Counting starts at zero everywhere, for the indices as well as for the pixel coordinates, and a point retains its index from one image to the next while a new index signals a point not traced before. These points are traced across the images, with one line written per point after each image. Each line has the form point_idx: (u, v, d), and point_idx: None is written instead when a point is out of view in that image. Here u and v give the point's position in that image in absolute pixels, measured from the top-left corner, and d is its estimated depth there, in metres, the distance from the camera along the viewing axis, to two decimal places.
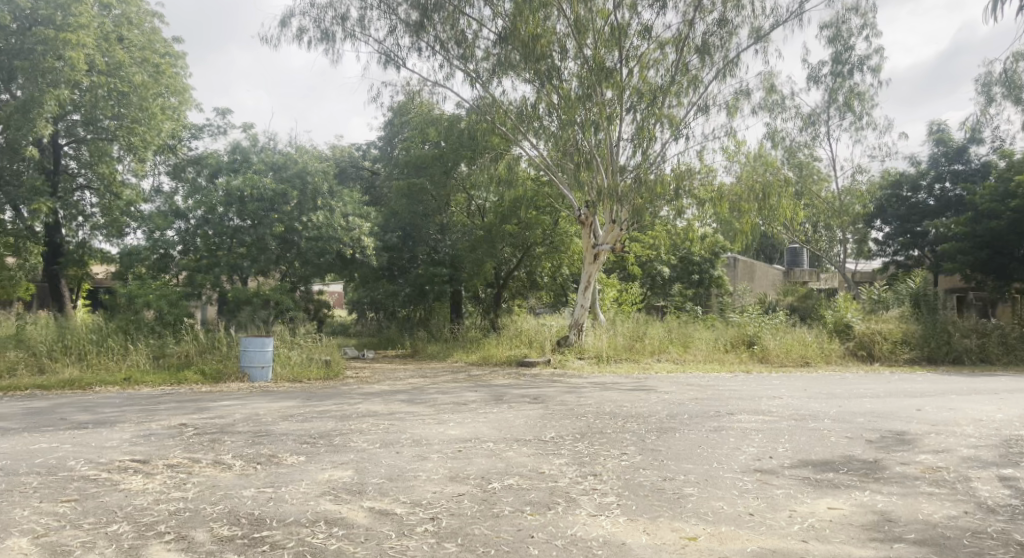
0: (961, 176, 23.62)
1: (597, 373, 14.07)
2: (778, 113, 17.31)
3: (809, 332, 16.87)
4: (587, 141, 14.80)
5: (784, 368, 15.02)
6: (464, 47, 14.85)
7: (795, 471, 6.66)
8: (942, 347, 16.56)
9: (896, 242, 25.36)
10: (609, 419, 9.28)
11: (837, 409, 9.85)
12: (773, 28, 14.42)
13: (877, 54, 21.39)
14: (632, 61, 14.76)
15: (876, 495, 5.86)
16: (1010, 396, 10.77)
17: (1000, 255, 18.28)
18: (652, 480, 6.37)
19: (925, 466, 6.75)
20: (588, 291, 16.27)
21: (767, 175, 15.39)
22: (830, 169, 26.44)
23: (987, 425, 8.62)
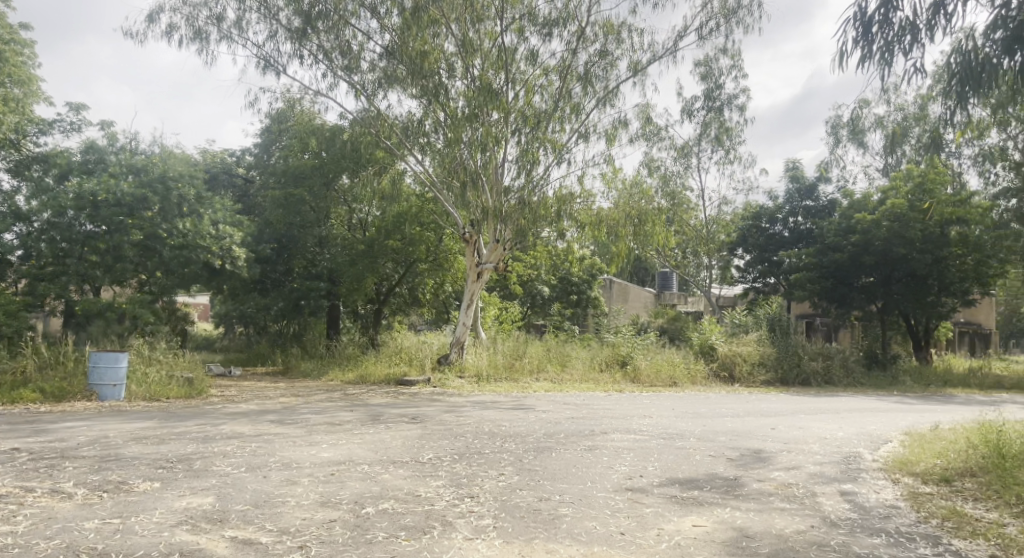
0: (812, 212, 25.72)
1: (477, 391, 14.04)
2: (654, 143, 18.18)
3: (677, 353, 17.82)
4: (474, 159, 14.65)
5: (655, 388, 15.69)
6: (349, 58, 14.52)
7: (663, 489, 6.94)
8: (792, 369, 18.03)
9: (755, 270, 27.14)
10: (487, 439, 9.29)
11: (702, 428, 10.40)
12: (651, 63, 15.18)
13: (743, 93, 23.06)
14: (518, 85, 15.00)
15: (735, 512, 6.21)
16: (850, 415, 11.85)
17: (842, 284, 20.14)
18: (528, 501, 6.41)
19: (778, 483, 7.24)
20: (470, 308, 16.27)
21: (642, 202, 16.12)
22: (699, 199, 28.09)
23: (831, 442, 9.41)
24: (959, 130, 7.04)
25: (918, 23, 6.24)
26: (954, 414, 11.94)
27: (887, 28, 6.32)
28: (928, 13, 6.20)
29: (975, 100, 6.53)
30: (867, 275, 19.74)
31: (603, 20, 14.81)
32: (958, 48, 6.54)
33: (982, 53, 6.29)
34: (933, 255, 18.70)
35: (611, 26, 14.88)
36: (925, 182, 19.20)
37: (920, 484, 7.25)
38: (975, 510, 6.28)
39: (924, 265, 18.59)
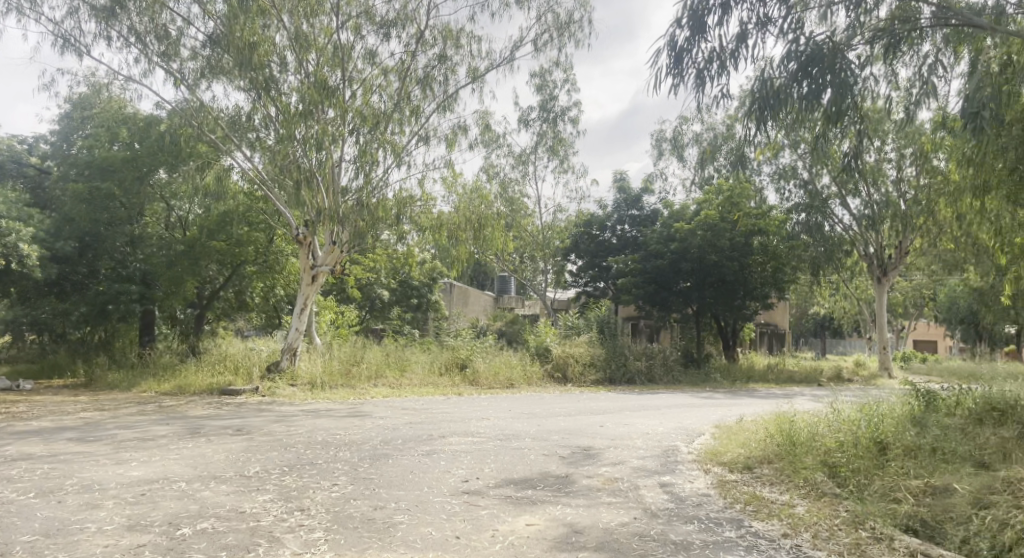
0: (638, 220, 27.02)
1: (310, 400, 13.46)
2: (493, 148, 18.48)
3: (515, 355, 18.27)
4: (309, 159, 13.92)
5: (492, 390, 15.96)
6: (166, 43, 13.38)
7: (498, 490, 7.05)
8: (619, 369, 19.17)
9: (586, 275, 28.24)
10: (320, 449, 8.92)
11: (536, 428, 10.73)
12: (489, 70, 15.43)
13: (576, 106, 24.13)
14: (356, 84, 14.64)
15: (566, 508, 6.46)
16: (669, 411, 12.81)
17: (663, 289, 21.66)
18: (362, 510, 6.24)
19: (605, 478, 7.64)
20: (304, 313, 15.62)
21: (482, 208, 16.31)
22: (535, 206, 29.06)
23: (652, 437, 10.09)
24: (759, 150, 7.90)
25: (725, 54, 6.88)
26: (755, 407, 13.28)
27: (698, 56, 6.92)
28: (732, 45, 6.86)
29: (771, 124, 7.31)
30: (684, 280, 21.38)
31: (442, 24, 14.86)
32: (757, 77, 7.29)
33: (777, 84, 7.06)
34: (739, 262, 20.71)
35: (450, 31, 14.97)
36: (733, 196, 21.24)
37: (727, 472, 7.97)
38: (770, 493, 7.02)
39: (732, 270, 20.51)
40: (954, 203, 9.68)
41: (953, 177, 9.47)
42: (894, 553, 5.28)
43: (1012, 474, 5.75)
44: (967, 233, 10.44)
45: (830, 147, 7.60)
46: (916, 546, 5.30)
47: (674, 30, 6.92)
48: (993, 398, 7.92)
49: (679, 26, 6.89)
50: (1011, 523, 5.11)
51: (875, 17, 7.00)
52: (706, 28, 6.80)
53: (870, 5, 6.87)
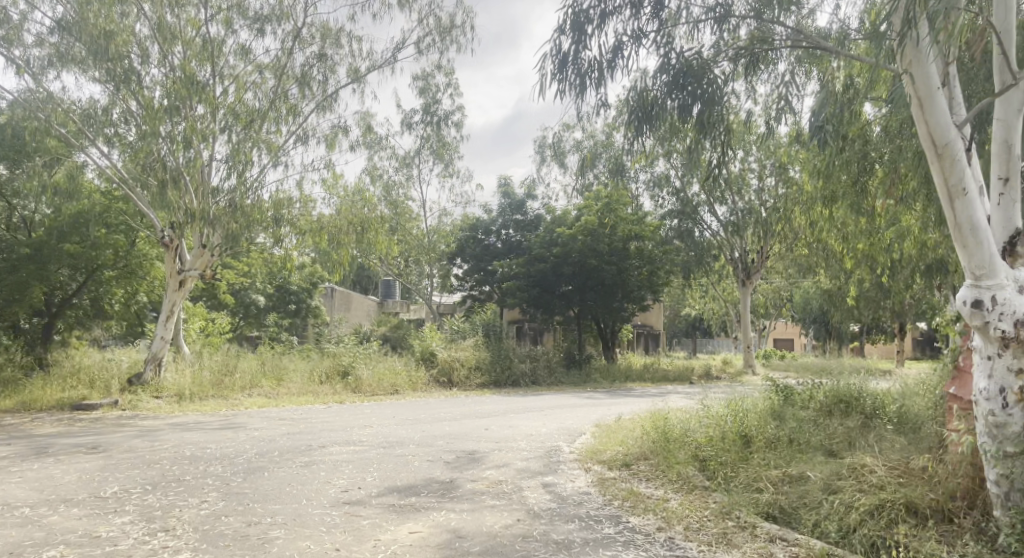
0: (521, 226, 27.09)
1: (177, 413, 12.59)
2: (376, 150, 18.11)
3: (399, 361, 17.99)
4: (175, 158, 13.04)
5: (375, 396, 15.63)
6: (6, 27, 12.08)
7: (380, 499, 6.90)
8: (504, 372, 19.35)
9: (472, 279, 28.15)
10: (187, 465, 8.36)
11: (421, 434, 10.61)
12: (370, 71, 15.14)
13: (459, 111, 24.14)
14: (227, 80, 13.93)
15: (450, 514, 6.41)
16: (551, 412, 13.07)
17: (546, 292, 22.06)
18: (234, 527, 5.90)
19: (489, 481, 7.66)
20: (170, 321, 14.65)
21: (365, 210, 15.91)
22: (420, 210, 28.84)
23: (536, 438, 10.26)
24: (636, 157, 8.21)
25: (603, 64, 7.10)
26: (632, 406, 13.80)
27: (579, 64, 7.08)
28: (609, 55, 7.08)
29: (646, 134, 7.61)
30: (566, 283, 21.90)
31: (321, 22, 14.46)
32: (634, 88, 7.56)
33: (651, 95, 7.38)
34: (617, 266, 21.53)
35: (329, 29, 14.58)
36: (611, 202, 22.01)
37: (607, 470, 8.24)
38: (647, 488, 7.32)
39: (611, 274, 21.29)
40: (807, 211, 10.54)
41: (806, 187, 10.29)
42: (756, 539, 5.66)
43: (856, 460, 6.30)
44: (817, 240, 11.39)
45: (700, 157, 8.01)
46: (775, 532, 5.70)
47: (557, 38, 7.04)
48: (839, 390, 8.66)
49: (560, 34, 7.02)
50: (855, 505, 5.61)
51: (736, 37, 7.47)
52: (587, 37, 6.97)
53: (732, 24, 7.32)
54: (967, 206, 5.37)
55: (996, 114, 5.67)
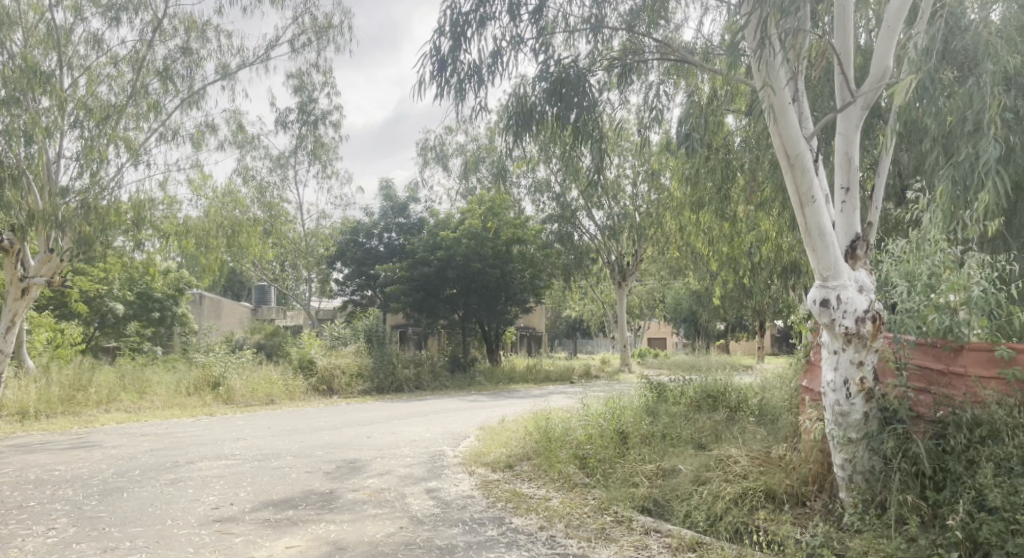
0: (404, 229, 26.38)
1: (20, 433, 11.38)
2: (247, 149, 17.23)
3: (275, 370, 17.20)
4: (15, 154, 11.76)
5: (249, 407, 14.86)
6: None
7: (255, 514, 6.56)
8: (387, 378, 18.97)
9: (353, 283, 27.37)
10: (33, 489, 7.58)
11: (299, 444, 10.20)
12: (241, 68, 14.40)
13: (337, 111, 23.45)
14: (78, 72, 12.85)
15: (330, 526, 6.21)
16: (435, 416, 12.99)
17: (431, 296, 21.70)
18: (88, 554, 5.41)
19: (371, 490, 7.49)
20: (11, 333, 13.26)
21: (236, 213, 15.07)
22: (297, 213, 27.83)
23: (419, 444, 10.14)
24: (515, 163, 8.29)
25: (483, 68, 7.14)
26: (516, 407, 13.95)
27: (459, 67, 7.08)
28: (489, 60, 7.13)
29: (526, 139, 7.73)
30: (450, 287, 21.77)
31: (184, 13, 13.63)
32: (513, 93, 7.66)
33: (530, 102, 7.52)
34: (500, 270, 21.73)
35: (194, 22, 13.76)
36: (494, 206, 22.15)
37: (490, 472, 8.27)
38: (529, 488, 7.43)
39: (494, 278, 21.51)
40: (678, 215, 11.11)
41: (676, 194, 10.83)
42: (632, 533, 5.88)
43: (722, 452, 6.71)
44: (687, 244, 12.02)
45: (579, 163, 8.24)
46: (649, 525, 5.95)
47: (436, 39, 7.00)
48: (707, 386, 9.18)
49: (439, 37, 6.98)
50: (721, 495, 5.97)
51: (610, 47, 7.75)
52: (466, 41, 6.98)
53: (606, 35, 7.58)
54: (815, 212, 5.85)
55: (838, 128, 6.23)
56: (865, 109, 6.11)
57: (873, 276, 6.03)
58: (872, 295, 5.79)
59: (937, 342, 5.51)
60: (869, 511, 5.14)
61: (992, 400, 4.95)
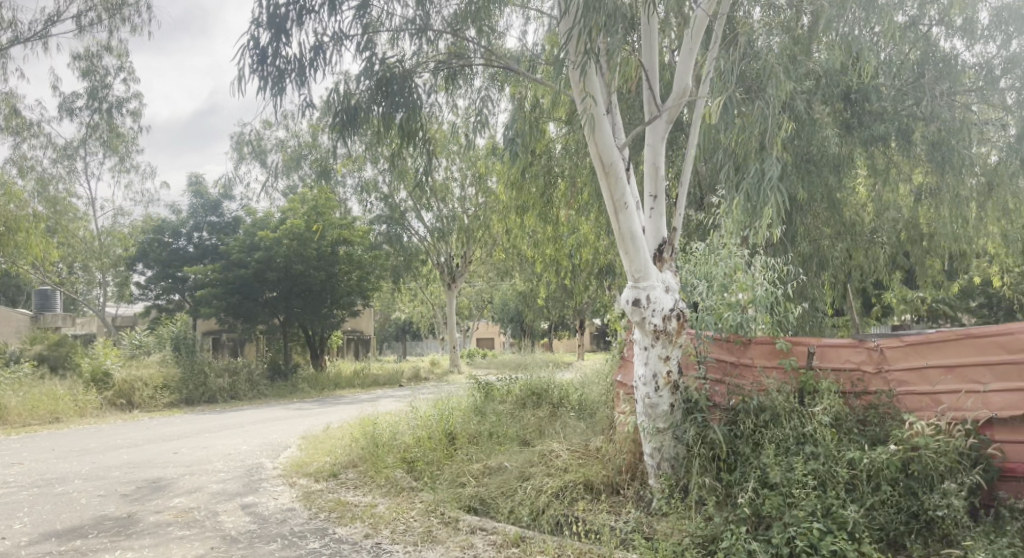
0: (217, 228, 24.64)
1: None
2: (24, 135, 15.07)
3: (60, 385, 15.20)
4: None
5: (27, 428, 13.01)
6: None
7: (34, 548, 5.74)
8: (198, 388, 17.51)
9: (157, 286, 25.01)
10: None
11: (90, 466, 9.11)
12: (13, 44, 12.53)
13: (136, 98, 21.17)
14: None
15: (128, 553, 5.59)
16: (253, 427, 12.22)
17: (247, 300, 20.28)
18: None
19: (178, 511, 6.85)
20: None
21: (10, 208, 13.12)
22: (88, 208, 24.83)
23: (234, 458, 9.48)
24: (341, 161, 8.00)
25: (304, 62, 6.80)
26: (341, 413, 13.50)
27: (277, 59, 6.69)
28: (310, 55, 6.81)
29: (352, 137, 7.50)
30: (270, 290, 20.55)
31: None
32: (337, 90, 7.39)
33: (355, 99, 7.27)
34: (325, 272, 20.93)
35: None
36: (317, 206, 21.30)
37: (313, 483, 7.90)
38: (355, 496, 7.21)
39: (318, 280, 20.69)
40: (504, 218, 11.35)
41: (502, 197, 11.07)
42: (459, 533, 5.90)
43: (545, 447, 6.95)
44: (513, 246, 12.30)
45: (406, 164, 8.14)
46: (475, 524, 6.02)
47: (252, 28, 6.56)
48: (532, 383, 9.45)
49: (256, 26, 6.56)
50: (543, 489, 6.18)
51: (436, 49, 7.71)
52: (285, 33, 6.61)
53: (431, 37, 7.56)
54: (628, 217, 6.22)
55: (647, 139, 6.69)
56: (669, 123, 6.63)
57: (677, 277, 6.55)
58: (676, 295, 6.28)
59: (728, 337, 6.11)
60: (674, 495, 5.57)
61: (773, 388, 5.56)
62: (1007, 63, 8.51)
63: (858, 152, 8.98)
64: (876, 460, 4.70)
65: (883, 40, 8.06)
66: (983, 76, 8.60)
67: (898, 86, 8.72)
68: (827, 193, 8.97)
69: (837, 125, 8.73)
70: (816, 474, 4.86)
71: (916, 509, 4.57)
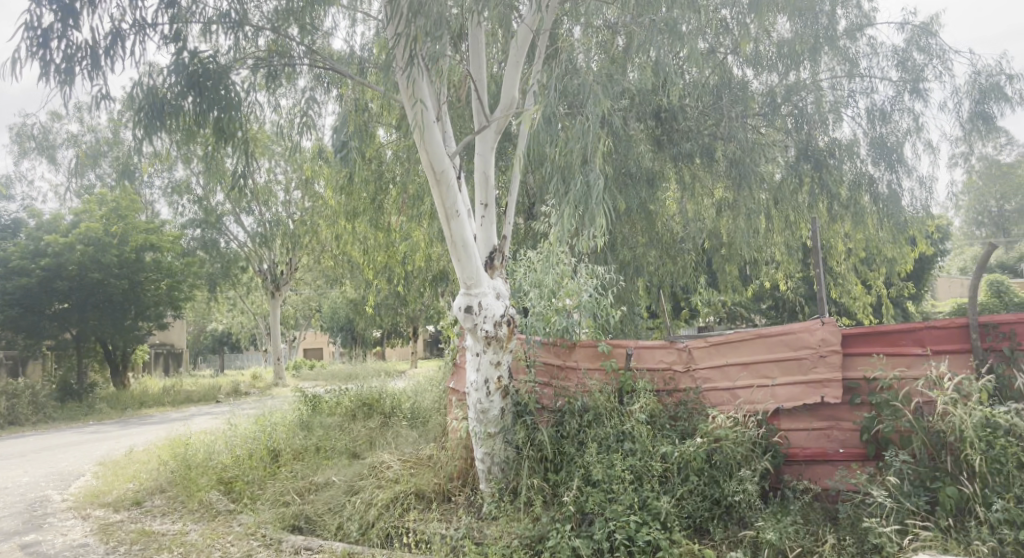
0: None
1: None
2: None
3: None
4: None
5: None
6: None
7: None
8: None
9: None
10: None
11: None
12: None
13: None
14: None
15: None
16: (38, 455, 10.78)
17: (32, 312, 17.85)
18: None
19: None
20: None
21: None
22: None
23: (13, 492, 8.28)
24: (147, 159, 7.26)
25: (99, 48, 6.10)
26: (147, 435, 12.30)
27: (67, 43, 5.95)
28: (105, 42, 6.12)
29: (159, 134, 6.86)
30: (60, 301, 18.23)
31: None
32: (140, 83, 6.74)
33: (161, 93, 6.66)
34: (128, 280, 19.01)
35: None
36: (119, 208, 19.30)
37: (112, 513, 7.11)
38: (160, 525, 6.56)
39: (120, 290, 18.73)
40: (332, 223, 10.96)
41: (329, 202, 10.69)
42: (281, 554, 5.58)
43: (375, 459, 6.77)
44: (341, 251, 11.93)
45: (223, 165, 7.60)
46: (299, 543, 5.71)
47: (33, 8, 5.79)
48: (362, 393, 9.18)
49: (37, 4, 5.78)
50: (373, 502, 6.03)
51: (254, 46, 7.29)
52: (75, 16, 5.89)
53: (249, 33, 7.11)
54: (459, 225, 6.25)
55: (476, 148, 6.78)
56: (498, 133, 6.77)
57: (507, 284, 6.68)
58: (507, 301, 6.40)
59: (556, 341, 6.34)
60: (504, 498, 5.67)
61: (596, 389, 5.86)
62: (787, 91, 9.63)
63: (668, 167, 9.77)
64: (685, 453, 5.09)
65: (687, 65, 8.85)
66: (769, 103, 9.70)
67: (700, 108, 9.61)
68: (642, 205, 9.65)
69: (649, 141, 9.45)
70: (633, 469, 5.18)
71: (718, 496, 5.01)
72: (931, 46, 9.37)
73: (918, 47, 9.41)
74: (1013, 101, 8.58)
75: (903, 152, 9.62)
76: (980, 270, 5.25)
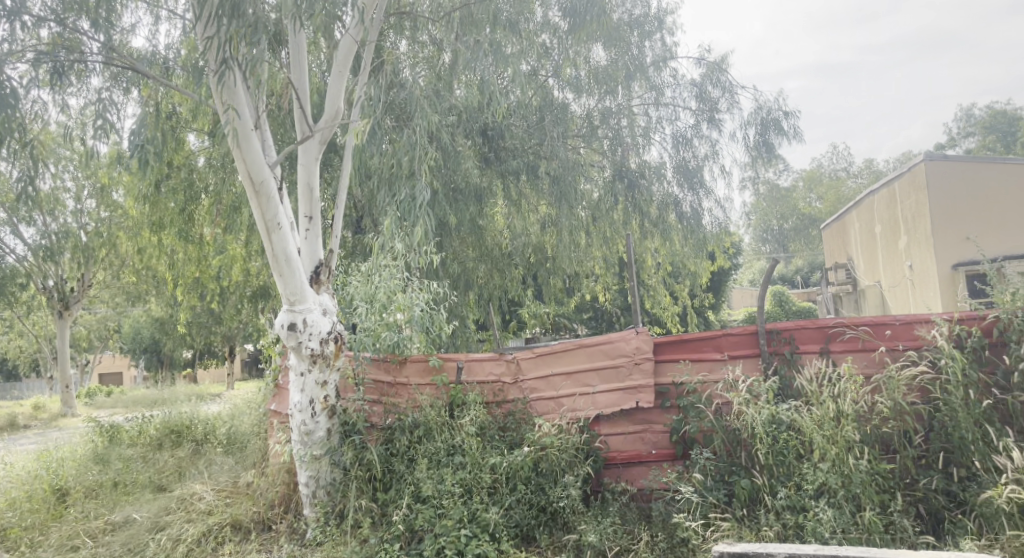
0: None
1: None
2: None
3: None
4: None
5: None
6: None
7: None
8: None
9: None
10: None
11: None
12: None
13: None
14: None
15: None
16: None
17: None
18: None
19: None
20: None
21: None
22: None
23: None
24: None
25: None
26: None
27: None
28: None
29: None
30: None
31: None
32: None
33: None
34: None
35: None
36: None
37: None
38: None
39: None
40: (133, 235, 9.94)
41: (131, 213, 9.70)
42: None
43: (185, 490, 6.22)
44: (144, 266, 10.83)
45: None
46: None
47: None
48: (170, 420, 8.39)
49: None
50: (182, 538, 5.54)
51: (35, 37, 6.50)
52: None
53: (28, 22, 6.31)
54: (281, 238, 5.94)
55: (299, 159, 6.50)
56: (322, 144, 6.55)
57: (333, 299, 6.44)
58: (333, 317, 6.17)
59: (386, 356, 6.20)
60: (330, 522, 5.45)
61: (426, 404, 5.82)
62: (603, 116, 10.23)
63: (496, 183, 9.97)
64: (512, 462, 5.21)
65: (512, 86, 9.11)
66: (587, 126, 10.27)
67: (524, 128, 9.93)
68: (471, 220, 9.77)
69: (477, 157, 9.59)
70: (463, 482, 5.21)
71: (544, 503, 5.20)
72: (723, 81, 10.41)
73: (712, 81, 10.42)
74: (789, 134, 9.81)
75: (703, 175, 10.61)
76: (766, 282, 5.88)
